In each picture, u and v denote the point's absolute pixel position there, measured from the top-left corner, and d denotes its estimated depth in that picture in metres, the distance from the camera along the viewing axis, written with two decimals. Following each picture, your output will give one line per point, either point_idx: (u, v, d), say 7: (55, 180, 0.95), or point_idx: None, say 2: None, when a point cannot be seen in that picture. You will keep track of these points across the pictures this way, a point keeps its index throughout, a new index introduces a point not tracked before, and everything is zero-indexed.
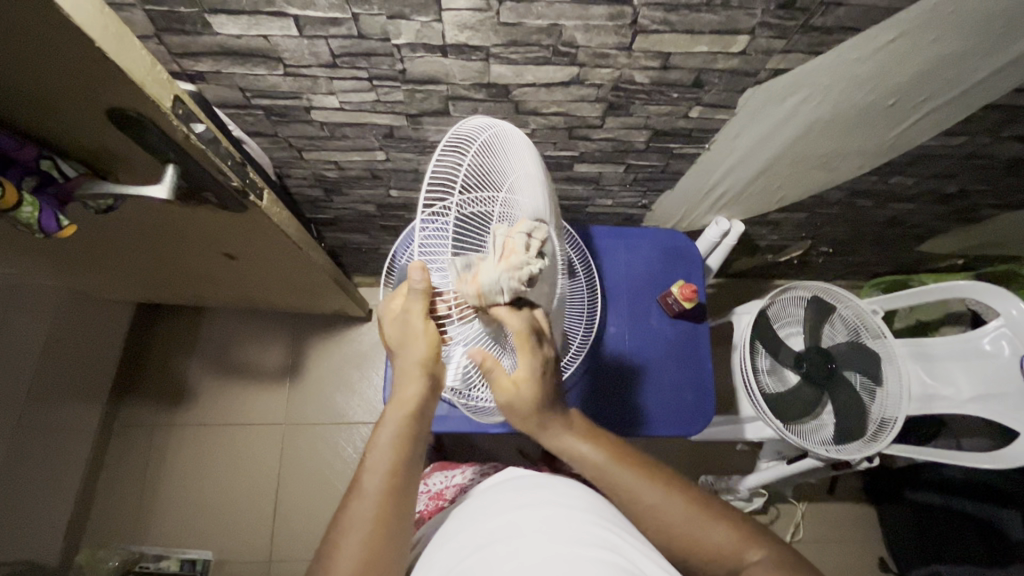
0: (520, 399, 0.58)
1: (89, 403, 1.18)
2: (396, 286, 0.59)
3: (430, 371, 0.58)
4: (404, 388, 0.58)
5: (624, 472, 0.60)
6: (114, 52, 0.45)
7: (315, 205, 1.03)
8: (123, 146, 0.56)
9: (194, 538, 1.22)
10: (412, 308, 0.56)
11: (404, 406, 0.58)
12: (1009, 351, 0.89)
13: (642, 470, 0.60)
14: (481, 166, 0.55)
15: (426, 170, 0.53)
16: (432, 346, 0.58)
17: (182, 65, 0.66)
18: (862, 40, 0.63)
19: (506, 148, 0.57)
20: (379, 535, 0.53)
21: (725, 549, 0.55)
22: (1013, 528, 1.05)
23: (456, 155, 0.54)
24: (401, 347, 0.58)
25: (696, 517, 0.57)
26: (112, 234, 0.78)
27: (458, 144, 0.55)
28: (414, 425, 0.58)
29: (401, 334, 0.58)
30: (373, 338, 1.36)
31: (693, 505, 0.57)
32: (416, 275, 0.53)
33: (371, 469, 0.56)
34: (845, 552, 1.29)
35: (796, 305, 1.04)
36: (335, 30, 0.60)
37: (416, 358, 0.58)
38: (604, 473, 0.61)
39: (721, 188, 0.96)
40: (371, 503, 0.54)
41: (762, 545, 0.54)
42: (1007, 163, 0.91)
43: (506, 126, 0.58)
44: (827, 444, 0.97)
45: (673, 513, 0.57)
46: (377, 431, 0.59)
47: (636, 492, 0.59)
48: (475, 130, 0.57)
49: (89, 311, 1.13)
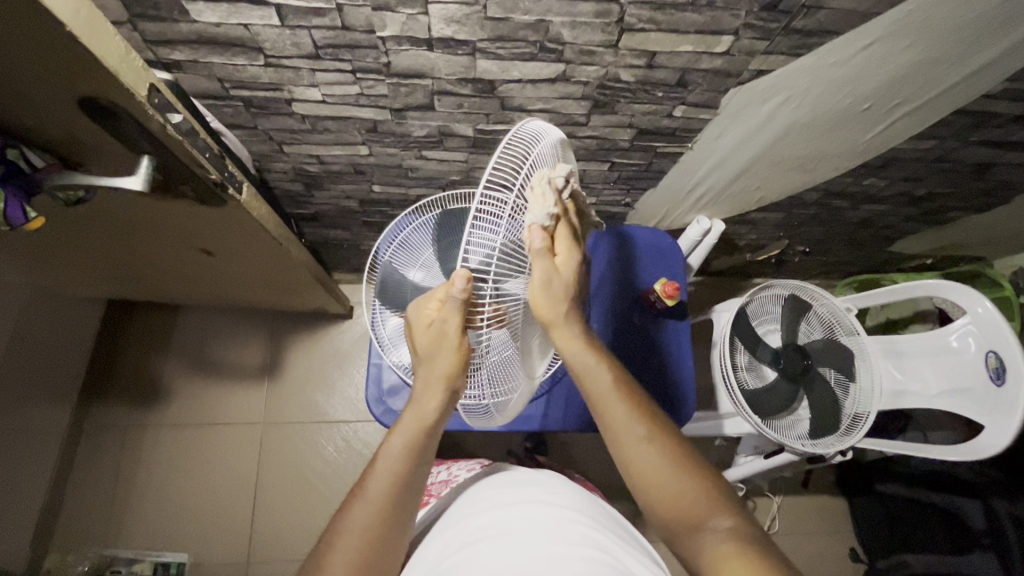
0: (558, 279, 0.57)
1: (57, 402, 1.14)
2: (432, 289, 0.58)
3: (451, 384, 0.58)
4: (424, 401, 0.59)
5: (622, 407, 0.61)
6: (87, 36, 0.43)
7: (296, 200, 1.01)
8: (94, 137, 0.54)
9: (169, 540, 1.19)
10: (450, 319, 0.54)
11: (421, 418, 0.59)
12: (974, 347, 0.91)
13: (638, 408, 0.61)
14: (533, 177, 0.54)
15: (490, 162, 0.49)
16: (461, 359, 0.57)
17: (157, 53, 0.64)
18: (840, 45, 0.64)
19: (544, 170, 0.57)
20: (378, 541, 0.54)
21: (696, 507, 0.55)
22: (974, 518, 1.09)
23: (513, 162, 0.52)
24: (427, 356, 0.58)
25: (675, 472, 0.57)
26: (84, 227, 0.75)
27: (517, 142, 0.53)
28: (427, 439, 0.59)
29: (432, 343, 0.57)
30: (354, 336, 1.35)
31: (673, 459, 0.58)
32: (461, 285, 0.49)
33: (377, 475, 0.57)
34: (818, 543, 1.32)
35: (773, 304, 1.07)
36: (318, 21, 0.59)
37: (442, 373, 0.57)
38: (603, 399, 0.61)
39: (702, 188, 0.97)
40: (371, 509, 0.55)
41: (733, 514, 0.54)
42: (975, 167, 0.94)
43: (549, 137, 0.57)
44: (802, 439, 0.99)
45: (655, 462, 0.58)
46: (389, 436, 0.60)
47: (630, 427, 0.59)
48: (529, 133, 0.55)
49: (58, 307, 1.09)
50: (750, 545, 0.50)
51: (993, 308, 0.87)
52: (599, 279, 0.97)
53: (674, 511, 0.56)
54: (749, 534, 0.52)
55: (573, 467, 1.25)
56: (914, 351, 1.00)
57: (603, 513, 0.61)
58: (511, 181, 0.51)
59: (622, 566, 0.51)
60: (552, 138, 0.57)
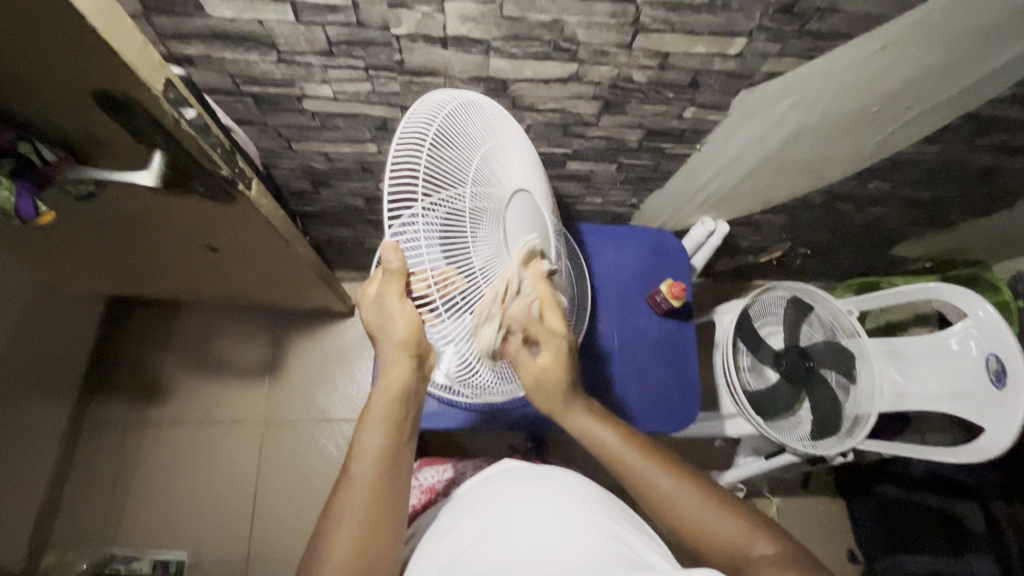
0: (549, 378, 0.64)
1: (55, 398, 1.13)
2: (373, 271, 0.58)
3: (414, 353, 0.59)
4: (389, 374, 0.59)
5: (642, 457, 0.62)
6: (107, 30, 0.43)
7: (301, 197, 1.01)
8: (107, 130, 0.53)
9: (168, 539, 1.18)
10: (389, 289, 0.55)
11: (388, 392, 0.59)
12: (975, 350, 0.91)
13: (656, 457, 0.62)
14: (452, 128, 0.55)
15: (386, 164, 0.50)
16: (411, 328, 0.57)
17: (169, 47, 0.63)
18: (852, 48, 0.65)
19: (471, 121, 0.57)
20: (376, 518, 0.54)
21: (737, 540, 0.55)
22: (972, 520, 1.11)
23: (422, 122, 0.53)
24: (381, 333, 0.59)
25: (706, 505, 0.57)
26: (89, 220, 0.75)
27: (424, 107, 0.55)
28: (401, 408, 0.60)
29: (379, 320, 0.57)
30: (355, 334, 1.34)
31: (702, 493, 0.58)
32: (392, 257, 0.51)
33: (359, 457, 0.57)
34: (817, 544, 1.32)
35: (775, 305, 1.07)
36: (333, 17, 0.58)
37: (399, 340, 0.58)
38: (622, 456, 0.62)
39: (708, 189, 0.98)
40: (361, 490, 0.55)
41: (772, 537, 0.54)
42: (979, 172, 0.95)
43: (469, 97, 0.59)
44: (804, 440, 0.99)
45: (687, 500, 0.58)
46: (364, 419, 0.60)
47: (653, 478, 0.60)
48: (443, 98, 0.57)
49: (60, 302, 1.08)
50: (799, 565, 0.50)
51: (994, 312, 0.88)
52: (602, 278, 0.97)
53: (719, 554, 0.55)
54: (794, 555, 0.52)
55: (575, 468, 1.25)
56: (915, 354, 1.01)
57: (614, 502, 0.61)
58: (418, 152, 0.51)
59: (639, 557, 0.52)
60: (474, 98, 0.59)
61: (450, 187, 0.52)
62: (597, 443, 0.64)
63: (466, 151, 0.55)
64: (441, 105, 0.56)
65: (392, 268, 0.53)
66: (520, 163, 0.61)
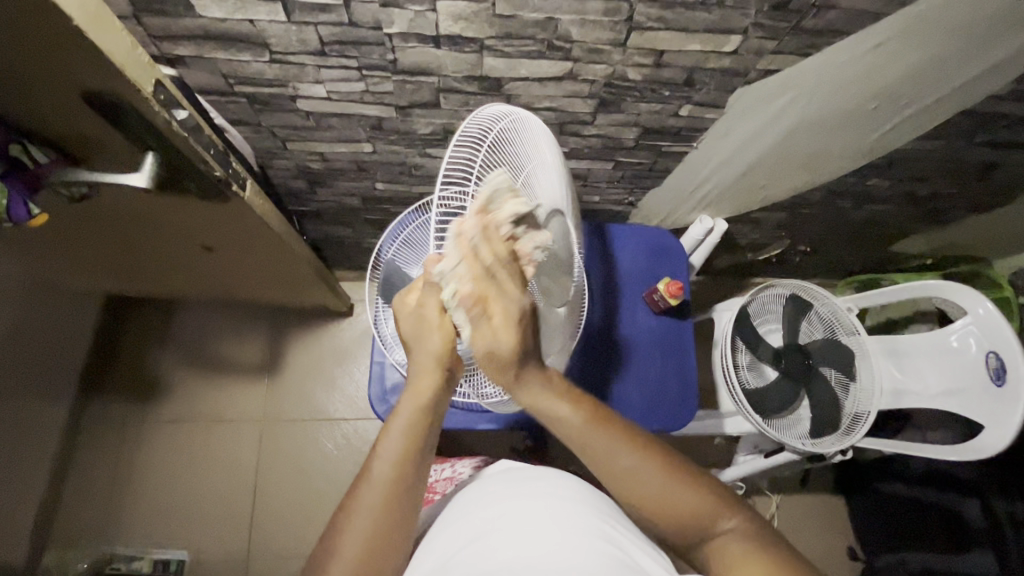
0: (499, 348, 0.54)
1: (54, 399, 1.13)
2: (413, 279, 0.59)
3: (445, 363, 0.59)
4: (421, 379, 0.58)
5: (603, 434, 0.58)
6: (94, 31, 0.42)
7: (298, 197, 1.01)
8: (99, 132, 0.53)
9: (169, 538, 1.19)
10: (428, 301, 0.56)
11: (419, 397, 0.58)
12: (975, 347, 0.91)
13: (618, 433, 0.59)
14: (505, 143, 0.54)
15: (442, 161, 0.50)
16: (446, 340, 0.58)
17: (161, 48, 0.63)
18: (849, 44, 0.64)
19: (526, 136, 0.57)
20: (388, 520, 0.54)
21: (699, 515, 0.56)
22: (972, 515, 1.10)
23: (476, 135, 0.53)
24: (416, 342, 0.59)
25: (671, 480, 0.57)
26: (84, 221, 0.75)
27: (480, 119, 0.54)
28: (427, 415, 0.58)
29: (416, 329, 0.58)
30: (355, 333, 1.34)
31: (664, 469, 0.57)
32: (432, 267, 0.51)
33: (379, 457, 0.56)
34: (817, 541, 1.32)
35: (775, 303, 1.06)
36: (324, 17, 0.58)
37: (433, 353, 0.58)
38: (585, 437, 0.58)
39: (707, 187, 0.97)
40: (378, 491, 0.55)
41: (732, 511, 0.57)
42: (979, 168, 0.94)
43: (526, 113, 0.58)
44: (803, 438, 0.99)
45: (649, 477, 0.57)
46: (389, 420, 0.59)
47: (617, 457, 0.58)
48: (499, 110, 0.56)
49: (58, 303, 1.08)
50: (766, 546, 0.54)
51: (994, 309, 0.88)
52: (601, 277, 0.97)
53: (681, 528, 0.57)
54: (752, 528, 0.56)
55: (575, 466, 1.25)
56: (915, 350, 1.00)
57: (609, 504, 0.61)
58: (468, 166, 0.51)
59: (631, 561, 0.51)
60: (530, 115, 0.58)
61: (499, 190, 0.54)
62: (553, 418, 0.60)
63: (514, 165, 0.55)
64: (495, 117, 0.55)
65: (432, 280, 0.53)
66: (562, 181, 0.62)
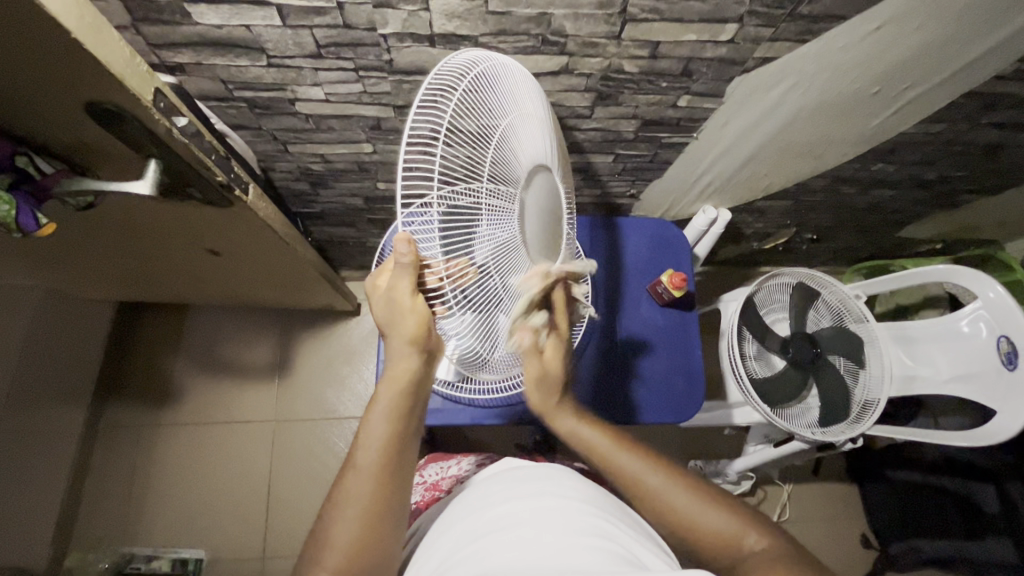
0: (548, 368, 0.64)
1: (72, 404, 1.16)
2: (383, 259, 0.56)
3: (423, 346, 0.56)
4: (399, 363, 0.57)
5: (630, 454, 0.63)
6: (92, 43, 0.43)
7: (302, 199, 1.01)
8: (101, 141, 0.54)
9: (186, 538, 1.21)
10: (400, 285, 0.51)
11: (398, 381, 0.57)
12: (986, 332, 0.90)
13: (645, 455, 0.63)
14: (479, 89, 0.50)
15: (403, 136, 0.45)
16: (422, 322, 0.54)
17: (160, 56, 0.64)
18: (847, 28, 0.64)
19: (501, 83, 0.53)
20: (379, 511, 0.54)
21: (725, 534, 0.55)
22: (988, 503, 1.09)
23: (445, 85, 0.49)
24: (390, 326, 0.56)
25: (693, 499, 0.58)
26: (93, 229, 0.76)
27: (451, 66, 0.51)
28: (409, 400, 0.58)
29: (388, 311, 0.55)
30: (363, 332, 1.36)
31: (690, 488, 0.59)
32: (403, 249, 0.48)
33: (365, 446, 0.56)
34: (829, 530, 1.32)
35: (780, 293, 1.06)
36: (319, 20, 0.59)
37: (408, 337, 0.55)
38: (612, 457, 0.63)
39: (709, 176, 0.97)
40: (365, 481, 0.55)
41: (760, 531, 0.55)
42: (986, 149, 0.93)
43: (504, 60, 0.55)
44: (812, 427, 0.98)
45: (676, 493, 0.59)
46: (370, 406, 0.58)
47: (641, 475, 0.60)
48: (470, 58, 0.53)
49: (70, 310, 1.10)
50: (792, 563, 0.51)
51: (1005, 293, 0.86)
52: (603, 271, 0.97)
53: (709, 546, 0.56)
54: (781, 549, 0.53)
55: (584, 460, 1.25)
56: (925, 336, 0.99)
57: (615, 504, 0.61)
58: (439, 118, 0.47)
59: (631, 556, 0.51)
60: (509, 62, 0.56)
61: (468, 161, 0.48)
62: (584, 444, 0.65)
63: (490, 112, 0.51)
64: (466, 65, 0.51)
65: (404, 260, 0.50)
66: (544, 139, 0.56)
